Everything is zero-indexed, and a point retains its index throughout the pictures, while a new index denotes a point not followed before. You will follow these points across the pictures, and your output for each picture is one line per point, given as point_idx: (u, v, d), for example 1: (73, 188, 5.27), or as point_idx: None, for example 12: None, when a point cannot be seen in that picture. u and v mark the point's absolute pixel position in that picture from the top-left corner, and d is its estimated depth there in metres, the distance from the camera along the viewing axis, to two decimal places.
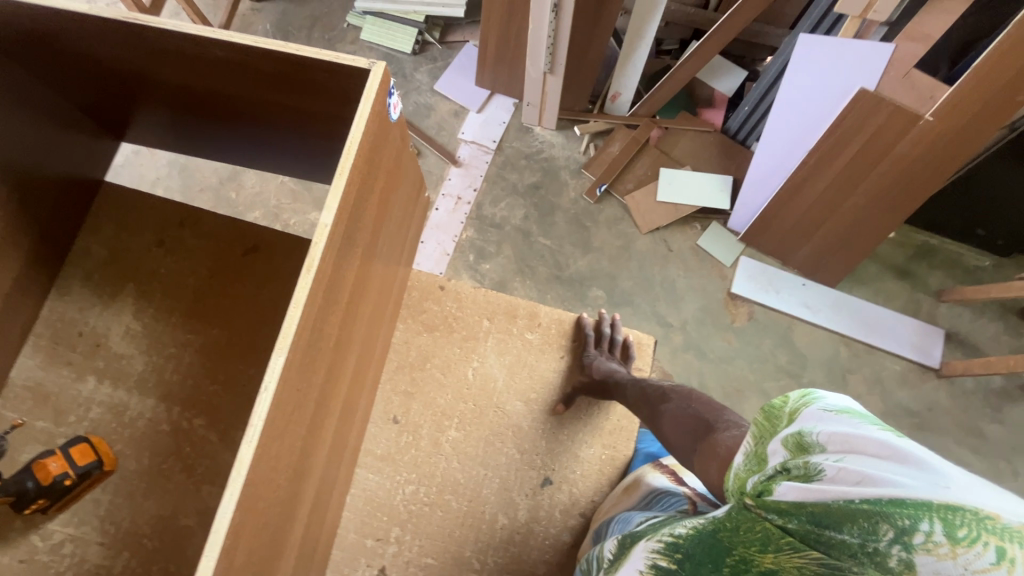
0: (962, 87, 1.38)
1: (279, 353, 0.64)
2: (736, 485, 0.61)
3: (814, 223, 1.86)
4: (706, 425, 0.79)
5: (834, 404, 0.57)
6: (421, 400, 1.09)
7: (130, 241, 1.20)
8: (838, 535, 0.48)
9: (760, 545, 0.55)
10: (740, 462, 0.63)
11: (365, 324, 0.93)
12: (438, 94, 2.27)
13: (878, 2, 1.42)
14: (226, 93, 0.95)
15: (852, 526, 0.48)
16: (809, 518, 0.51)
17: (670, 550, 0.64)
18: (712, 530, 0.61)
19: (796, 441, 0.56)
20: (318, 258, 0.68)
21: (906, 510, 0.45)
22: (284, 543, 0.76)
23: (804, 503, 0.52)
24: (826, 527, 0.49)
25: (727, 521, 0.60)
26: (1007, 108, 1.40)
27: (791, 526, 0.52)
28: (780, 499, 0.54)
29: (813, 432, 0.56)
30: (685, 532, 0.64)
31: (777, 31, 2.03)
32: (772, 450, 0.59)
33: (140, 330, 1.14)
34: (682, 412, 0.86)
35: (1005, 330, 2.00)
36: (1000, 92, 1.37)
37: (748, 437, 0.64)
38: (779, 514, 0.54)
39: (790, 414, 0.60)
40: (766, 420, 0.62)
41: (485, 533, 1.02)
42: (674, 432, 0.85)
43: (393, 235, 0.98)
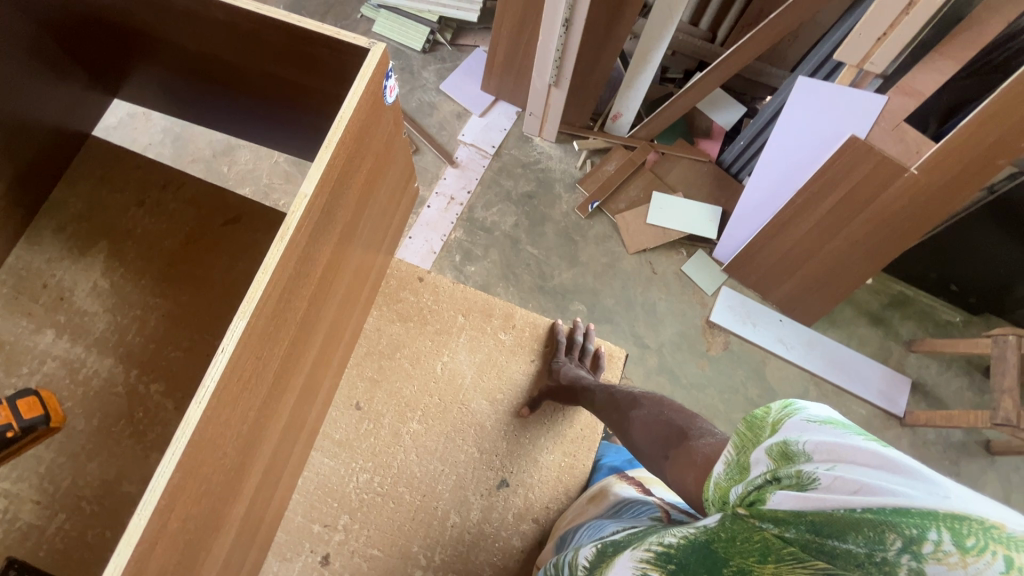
0: (947, 145, 1.43)
1: (241, 318, 0.63)
2: (718, 495, 0.59)
3: (796, 262, 1.90)
4: (680, 432, 0.79)
5: (817, 413, 0.54)
6: (386, 389, 1.08)
7: (109, 198, 1.18)
8: (842, 545, 0.45)
9: (758, 555, 0.50)
10: (720, 471, 0.60)
11: (336, 304, 0.92)
12: (443, 94, 2.29)
13: (876, 54, 1.46)
14: (226, 59, 0.95)
15: (857, 535, 0.44)
16: (809, 526, 0.47)
17: (662, 560, 0.58)
18: (706, 540, 0.56)
19: (782, 450, 0.53)
20: (293, 228, 0.68)
21: (913, 519, 0.42)
22: (226, 515, 0.74)
23: (803, 512, 0.48)
24: (829, 537, 0.46)
25: (721, 530, 0.55)
26: (985, 170, 1.47)
27: (790, 536, 0.48)
28: (776, 509, 0.50)
29: (798, 440, 0.52)
30: (675, 541, 0.59)
31: (778, 72, 2.09)
32: (754, 459, 0.56)
33: (108, 288, 1.11)
34: (655, 418, 0.87)
35: (968, 386, 2.04)
36: (981, 155, 1.44)
37: (728, 447, 0.61)
38: (776, 523, 0.50)
39: (772, 424, 0.56)
40: (748, 429, 0.58)
41: (435, 529, 1.00)
42: (642, 436, 0.86)
43: (376, 220, 0.97)
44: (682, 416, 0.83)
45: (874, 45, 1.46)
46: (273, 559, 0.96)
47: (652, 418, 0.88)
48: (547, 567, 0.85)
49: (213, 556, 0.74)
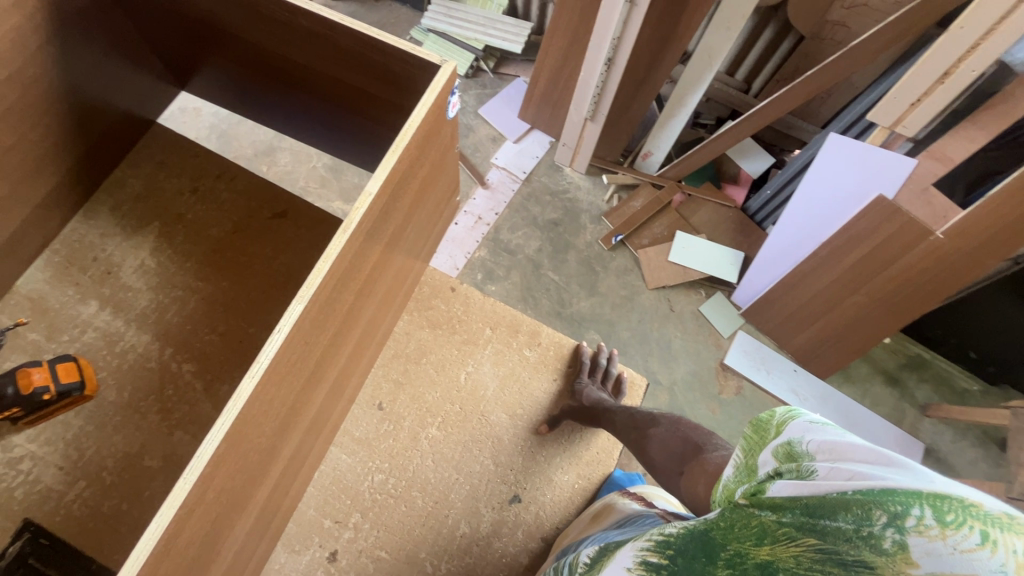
0: (973, 213, 1.46)
1: (299, 301, 0.66)
2: (724, 495, 0.63)
3: (815, 314, 1.91)
4: (696, 447, 0.83)
5: (820, 418, 0.58)
6: (409, 392, 1.10)
7: (166, 182, 1.24)
8: (832, 523, 0.47)
9: (756, 538, 0.53)
10: (729, 473, 0.64)
11: (376, 303, 0.94)
12: (481, 118, 2.37)
13: (909, 118, 1.50)
14: (300, 62, 1.01)
15: (846, 513, 0.47)
16: (803, 510, 0.51)
17: (661, 547, 0.61)
18: (705, 528, 0.59)
19: (786, 450, 0.57)
20: (355, 224, 0.71)
21: (898, 497, 0.45)
22: (252, 496, 0.76)
23: (799, 497, 0.52)
24: (821, 517, 0.49)
25: (720, 520, 0.59)
26: (1011, 241, 1.49)
27: (786, 519, 0.52)
28: (774, 496, 0.54)
29: (802, 441, 0.56)
30: (676, 531, 0.62)
31: (809, 127, 2.14)
32: (762, 460, 0.60)
33: (154, 267, 1.15)
34: (672, 436, 0.90)
35: (983, 457, 2.01)
36: (1008, 226, 1.46)
37: (737, 451, 0.65)
38: (774, 510, 0.53)
39: (777, 426, 0.60)
40: (755, 432, 0.63)
41: (444, 538, 1.00)
42: (660, 454, 0.89)
43: (420, 228, 1.01)
44: (699, 433, 0.87)
45: (907, 110, 1.50)
46: (281, 550, 0.97)
47: (670, 436, 0.90)
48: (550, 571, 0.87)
49: (234, 535, 0.76)
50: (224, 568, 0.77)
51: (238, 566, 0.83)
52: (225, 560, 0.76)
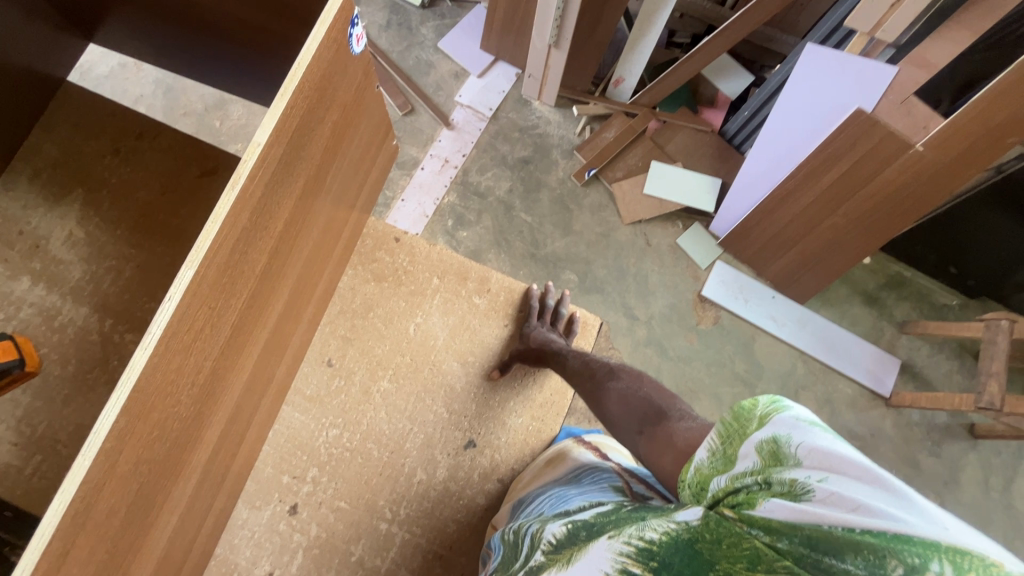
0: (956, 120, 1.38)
1: (189, 267, 0.61)
2: (697, 480, 0.57)
3: (793, 239, 1.86)
4: (659, 412, 0.77)
5: (806, 415, 0.52)
6: (358, 347, 1.08)
7: (85, 145, 1.16)
8: (839, 564, 0.41)
9: (748, 562, 0.44)
10: (703, 457, 0.58)
11: (303, 261, 0.90)
12: (441, 52, 2.22)
13: (888, 21, 1.40)
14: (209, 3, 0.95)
15: (856, 555, 0.40)
16: (803, 540, 0.43)
17: (644, 556, 0.49)
18: (689, 539, 0.48)
19: (772, 450, 0.50)
20: (245, 177, 0.65)
21: (916, 548, 0.39)
22: (186, 462, 0.76)
23: (798, 524, 0.44)
24: (825, 554, 0.42)
25: (706, 530, 0.48)
26: (993, 149, 1.42)
27: (782, 547, 0.44)
28: (768, 516, 0.46)
29: (789, 442, 0.50)
30: (658, 538, 0.50)
31: (789, 39, 2.00)
32: (742, 453, 0.53)
33: (83, 237, 1.11)
34: (632, 394, 0.84)
35: (958, 369, 2.03)
36: (990, 133, 1.39)
37: (712, 435, 0.58)
38: (767, 531, 0.45)
39: (761, 417, 0.54)
40: (734, 420, 0.56)
41: (402, 485, 1.02)
42: (618, 408, 0.84)
43: (347, 174, 0.95)
44: (661, 394, 0.82)
45: (888, 12, 1.40)
46: (242, 506, 0.99)
47: (629, 393, 0.86)
48: (507, 536, 0.82)
49: (174, 501, 0.76)
50: (171, 531, 0.79)
51: (191, 527, 0.85)
52: (170, 523, 0.78)
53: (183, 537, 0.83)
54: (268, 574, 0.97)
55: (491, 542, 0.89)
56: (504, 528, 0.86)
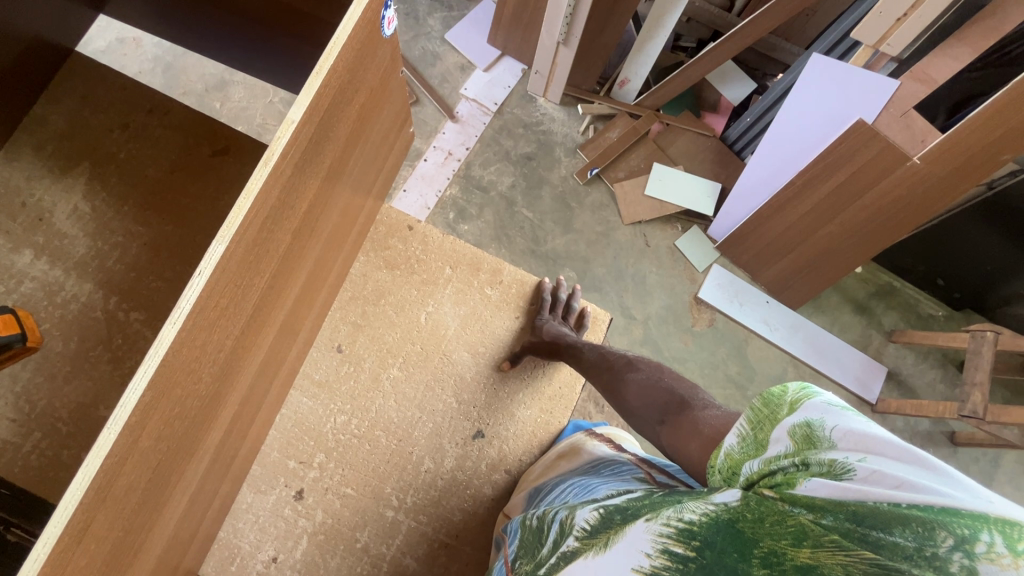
0: (953, 136, 1.42)
1: (220, 242, 0.60)
2: (728, 465, 0.59)
3: (789, 246, 1.90)
4: (682, 400, 0.80)
5: (836, 400, 0.55)
6: (368, 334, 1.08)
7: (92, 119, 1.13)
8: (888, 537, 0.43)
9: (794, 539, 0.47)
10: (733, 442, 0.60)
11: (321, 244, 0.89)
12: (448, 44, 2.21)
13: (893, 35, 1.43)
14: None
15: (905, 528, 0.43)
16: (849, 516, 0.46)
17: (685, 536, 0.52)
18: (729, 519, 0.51)
19: (806, 433, 0.53)
20: (278, 155, 0.65)
21: (964, 520, 0.41)
22: (199, 443, 0.74)
23: (843, 501, 0.47)
24: (873, 528, 0.44)
25: (746, 511, 0.51)
26: (988, 166, 1.47)
27: (828, 523, 0.46)
28: (811, 495, 0.49)
29: (823, 425, 0.52)
30: (697, 518, 0.53)
31: (792, 48, 2.03)
32: (774, 438, 0.55)
33: (89, 212, 1.08)
34: (652, 384, 0.88)
35: (942, 378, 2.09)
36: (985, 150, 1.43)
37: (741, 421, 0.60)
38: (811, 509, 0.48)
39: (791, 403, 0.56)
40: (765, 406, 0.58)
41: (409, 473, 1.02)
42: (638, 399, 0.89)
43: (367, 159, 0.95)
44: (682, 386, 0.84)
45: (893, 26, 1.43)
46: (247, 490, 0.98)
47: (649, 383, 0.89)
48: (526, 523, 0.83)
49: (187, 481, 0.75)
50: (182, 511, 0.78)
51: (198, 508, 0.83)
52: (181, 503, 0.77)
53: (191, 518, 0.82)
54: (272, 559, 0.96)
55: (508, 528, 0.91)
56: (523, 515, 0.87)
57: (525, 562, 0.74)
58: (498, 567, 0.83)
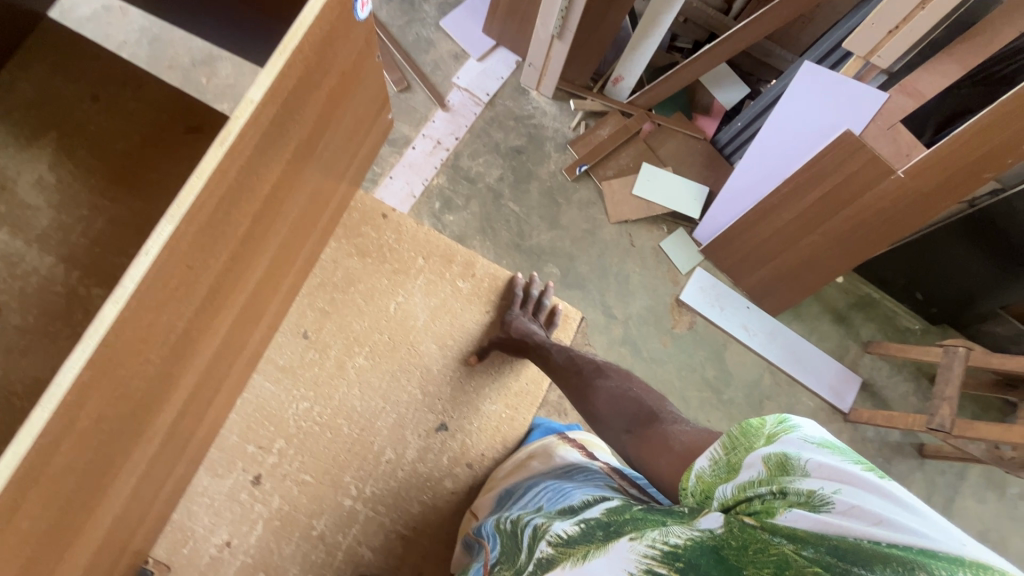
0: (937, 152, 1.47)
1: (169, 221, 0.59)
2: (701, 487, 0.61)
3: (772, 253, 1.92)
4: (651, 413, 0.82)
5: (813, 432, 0.56)
6: (335, 321, 1.07)
7: (62, 87, 1.10)
8: (869, 573, 0.44)
9: (775, 566, 0.48)
10: (705, 465, 0.62)
11: (287, 228, 0.88)
12: (442, 31, 2.19)
13: (883, 48, 1.47)
14: None
15: (885, 566, 0.44)
16: (830, 549, 0.47)
17: (670, 558, 0.52)
18: (714, 545, 0.52)
19: (782, 463, 0.54)
20: (235, 135, 0.63)
21: (941, 562, 0.43)
22: (149, 424, 0.73)
23: (825, 535, 0.48)
24: (854, 563, 0.45)
25: (730, 538, 0.52)
26: (969, 183, 1.51)
27: (809, 555, 0.47)
28: (791, 526, 0.50)
29: (801, 457, 0.53)
30: (682, 542, 0.54)
31: (786, 54, 2.01)
32: (751, 466, 0.57)
33: (54, 183, 1.05)
34: (622, 394, 0.90)
35: (914, 391, 2.12)
36: (968, 167, 1.48)
37: (717, 444, 0.62)
38: (792, 540, 0.49)
39: (768, 434, 0.58)
40: (742, 434, 0.59)
41: (369, 463, 1.01)
42: (607, 406, 0.90)
43: (339, 144, 0.93)
44: (651, 398, 0.86)
45: (885, 38, 1.46)
46: (204, 473, 0.97)
47: (618, 392, 0.91)
48: (498, 524, 0.84)
49: (135, 461, 0.74)
50: (129, 492, 0.76)
51: (149, 490, 0.82)
52: (127, 485, 0.75)
53: (139, 499, 0.81)
54: (225, 542, 0.96)
55: (479, 529, 0.91)
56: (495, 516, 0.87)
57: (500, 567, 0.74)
58: (474, 569, 0.83)
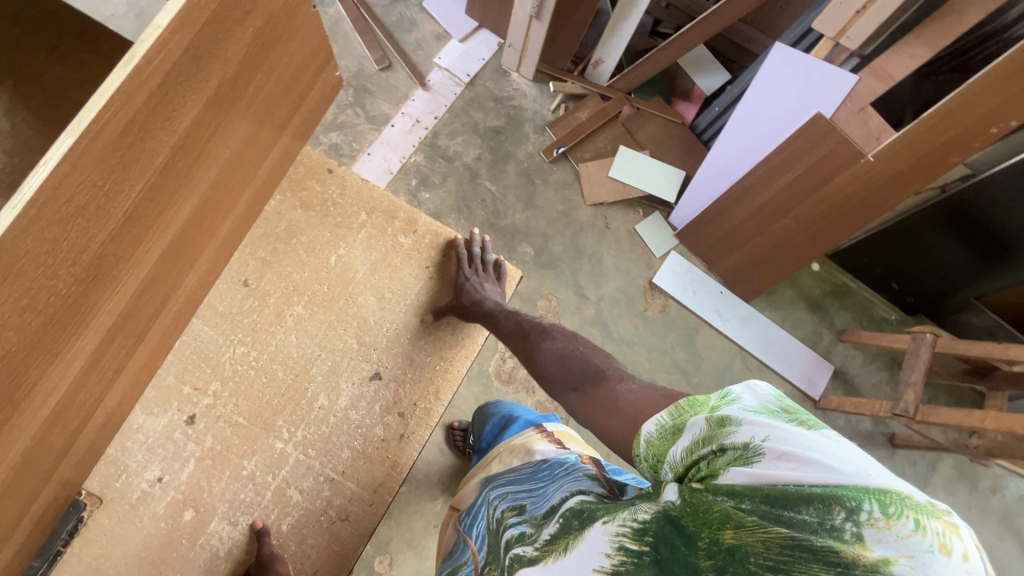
0: (907, 134, 1.48)
1: (69, 134, 0.61)
2: (651, 453, 0.59)
3: (745, 236, 1.92)
4: (595, 372, 0.82)
5: (754, 395, 0.54)
6: (275, 271, 1.12)
7: (20, 37, 1.13)
8: (796, 515, 0.44)
9: (719, 522, 0.48)
10: (652, 430, 0.60)
11: (219, 170, 0.90)
12: (425, 12, 2.19)
13: (852, 28, 1.51)
14: None
15: (809, 505, 0.44)
16: (763, 498, 0.46)
17: (639, 534, 0.54)
18: (677, 514, 0.51)
19: (720, 420, 0.52)
20: (141, 58, 0.64)
21: (851, 491, 0.43)
22: (65, 346, 0.74)
23: (758, 485, 0.47)
24: (784, 508, 0.45)
25: (684, 503, 0.52)
26: (939, 167, 1.51)
27: (746, 507, 0.47)
28: (730, 482, 0.49)
29: (738, 416, 0.51)
30: (649, 517, 0.54)
31: (765, 40, 1.99)
32: (694, 428, 0.54)
33: (8, 129, 1.09)
34: (567, 353, 0.91)
35: (887, 380, 2.10)
36: (937, 150, 1.49)
37: (663, 412, 0.60)
38: (731, 495, 0.48)
39: (711, 402, 0.55)
40: (689, 405, 0.57)
41: (302, 407, 1.09)
42: (556, 368, 0.90)
43: (275, 93, 0.95)
44: (597, 355, 0.86)
45: (853, 19, 1.50)
46: (140, 411, 1.01)
47: (563, 352, 0.92)
48: (492, 526, 0.86)
49: (53, 382, 0.75)
50: (47, 416, 0.77)
51: (72, 418, 0.84)
52: (45, 409, 0.76)
53: (60, 429, 0.82)
54: (157, 479, 1.00)
55: (471, 530, 0.94)
56: (486, 515, 0.90)
57: (494, 567, 0.78)
58: (465, 569, 0.88)
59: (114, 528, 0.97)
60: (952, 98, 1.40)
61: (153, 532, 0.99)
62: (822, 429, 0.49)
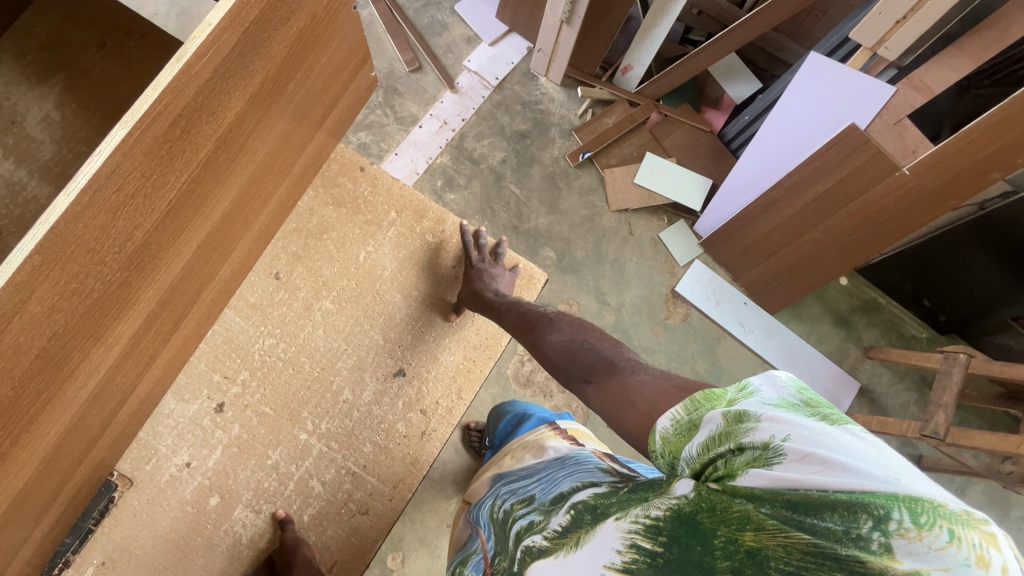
0: (945, 148, 1.44)
1: (122, 126, 0.63)
2: (667, 449, 0.57)
3: (772, 247, 1.89)
4: (607, 363, 0.79)
5: (773, 391, 0.52)
6: (306, 266, 1.15)
7: (72, 33, 1.18)
8: (820, 522, 0.43)
9: (738, 524, 0.47)
10: (667, 425, 0.58)
11: (256, 165, 0.92)
12: (456, 16, 2.21)
13: (891, 39, 1.46)
14: None
15: (834, 513, 0.43)
16: (784, 503, 0.46)
17: (653, 532, 0.53)
18: (690, 511, 0.51)
19: (737, 415, 0.51)
20: (191, 54, 0.66)
21: (879, 500, 0.42)
22: (107, 329, 0.77)
23: (778, 489, 0.46)
24: (806, 514, 0.44)
25: (701, 501, 0.51)
26: (979, 181, 1.47)
27: (767, 511, 0.46)
28: (749, 485, 0.48)
29: (757, 413, 0.50)
30: (663, 514, 0.53)
31: (799, 49, 1.96)
32: (710, 422, 0.53)
33: (59, 121, 1.14)
34: (575, 345, 0.88)
35: (915, 401, 2.04)
36: (977, 165, 1.44)
37: (677, 406, 0.58)
38: (750, 499, 0.48)
39: (728, 396, 0.53)
40: (705, 399, 0.55)
41: (327, 401, 1.11)
42: (564, 359, 0.87)
43: (312, 91, 0.97)
44: (608, 347, 0.83)
45: (892, 29, 1.45)
46: (171, 398, 1.04)
47: (572, 345, 0.89)
48: (499, 516, 0.86)
49: (93, 365, 0.77)
50: (86, 399, 0.80)
51: (108, 404, 0.87)
52: (85, 392, 0.78)
53: (97, 411, 0.84)
54: (185, 464, 1.03)
55: (479, 519, 0.95)
56: (492, 506, 0.91)
57: (502, 559, 0.77)
58: (474, 559, 0.87)
59: (143, 510, 1.00)
60: (994, 111, 1.36)
61: (181, 516, 1.02)
62: (847, 426, 0.47)
